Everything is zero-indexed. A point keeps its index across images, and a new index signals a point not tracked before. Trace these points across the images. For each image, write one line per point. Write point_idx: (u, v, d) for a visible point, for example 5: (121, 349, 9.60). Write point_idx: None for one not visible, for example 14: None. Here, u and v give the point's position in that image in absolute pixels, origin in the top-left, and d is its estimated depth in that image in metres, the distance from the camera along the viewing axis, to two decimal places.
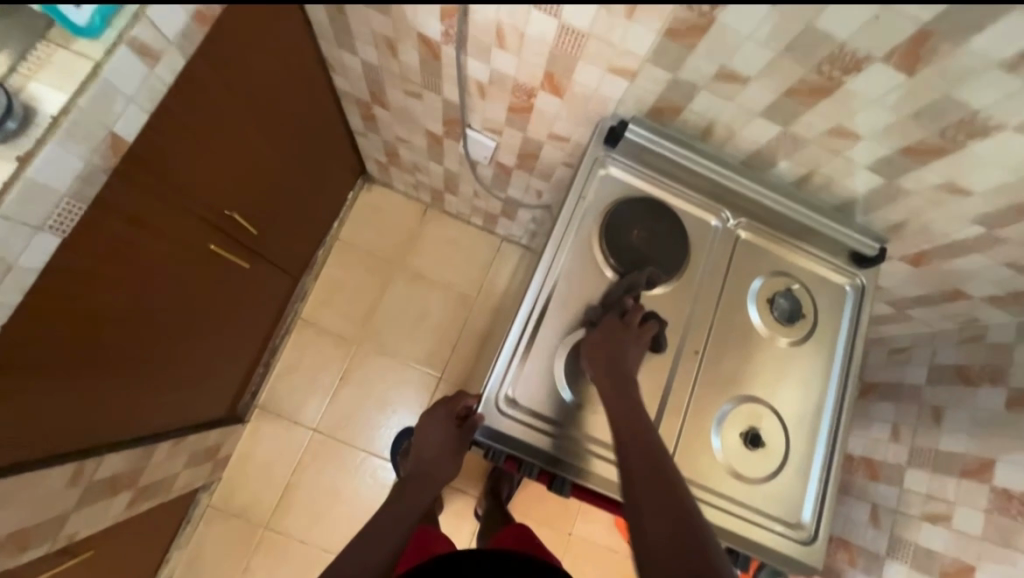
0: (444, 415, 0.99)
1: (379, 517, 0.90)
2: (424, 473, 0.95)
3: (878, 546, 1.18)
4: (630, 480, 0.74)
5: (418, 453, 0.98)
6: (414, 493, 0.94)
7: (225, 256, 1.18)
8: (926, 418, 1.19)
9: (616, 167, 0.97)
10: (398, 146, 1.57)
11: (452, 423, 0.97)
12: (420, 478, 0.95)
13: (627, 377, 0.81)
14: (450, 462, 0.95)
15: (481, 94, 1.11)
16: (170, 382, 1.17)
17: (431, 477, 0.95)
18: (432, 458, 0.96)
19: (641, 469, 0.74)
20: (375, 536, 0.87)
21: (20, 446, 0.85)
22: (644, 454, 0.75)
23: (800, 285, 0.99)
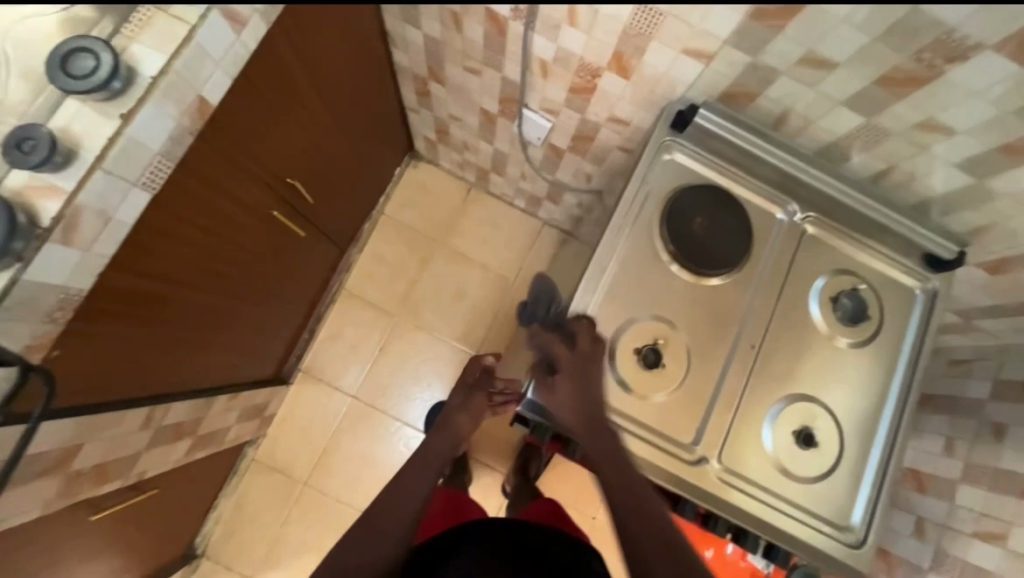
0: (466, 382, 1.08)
1: (406, 470, 0.90)
2: (448, 428, 0.98)
3: (922, 559, 1.15)
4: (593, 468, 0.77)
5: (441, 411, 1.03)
6: (441, 450, 0.94)
7: (283, 222, 1.22)
8: (986, 433, 1.14)
9: (682, 153, 0.95)
10: (449, 124, 1.57)
11: (472, 385, 1.06)
12: (443, 434, 0.96)
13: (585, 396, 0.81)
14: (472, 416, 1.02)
15: (542, 72, 1.09)
16: (228, 341, 1.24)
17: (454, 432, 0.99)
18: (456, 414, 1.02)
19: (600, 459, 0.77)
20: (410, 483, 0.88)
21: (107, 387, 0.92)
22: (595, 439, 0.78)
23: (866, 286, 0.95)
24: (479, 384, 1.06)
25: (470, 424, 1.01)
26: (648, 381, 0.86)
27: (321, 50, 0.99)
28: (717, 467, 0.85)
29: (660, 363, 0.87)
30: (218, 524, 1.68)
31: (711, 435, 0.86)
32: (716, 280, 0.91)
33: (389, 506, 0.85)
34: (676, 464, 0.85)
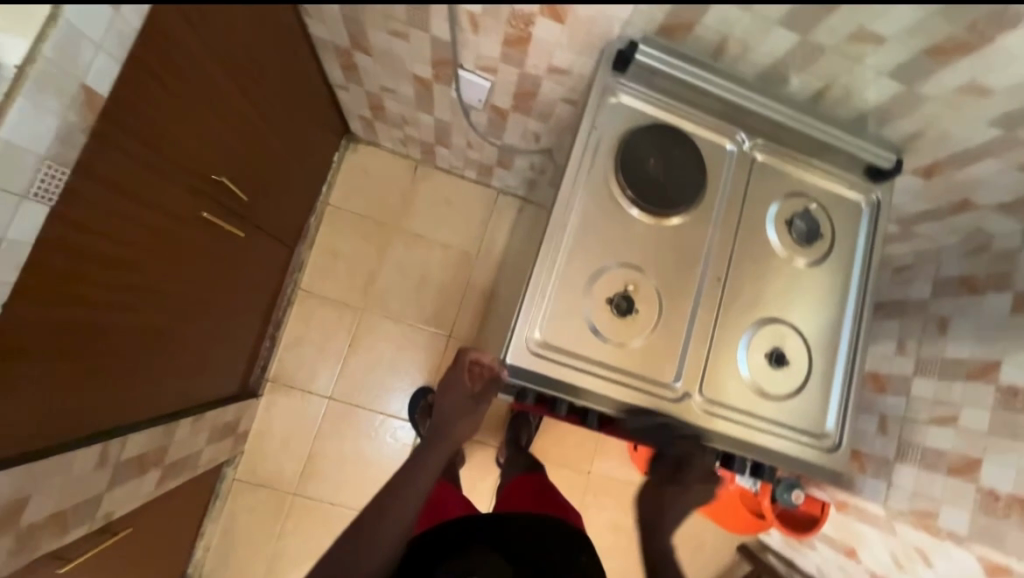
0: (453, 380, 0.92)
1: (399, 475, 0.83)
2: (443, 433, 0.88)
3: (887, 452, 1.22)
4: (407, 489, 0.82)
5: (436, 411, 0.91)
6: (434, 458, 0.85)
7: (217, 225, 1.13)
8: (933, 328, 1.23)
9: (628, 94, 0.92)
10: (383, 98, 1.48)
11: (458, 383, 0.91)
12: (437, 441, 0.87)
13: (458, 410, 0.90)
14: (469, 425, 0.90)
15: (473, 27, 1.03)
16: (177, 362, 1.14)
17: (448, 440, 0.88)
18: (452, 419, 0.90)
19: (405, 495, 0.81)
20: (404, 490, 0.82)
21: (46, 429, 0.84)
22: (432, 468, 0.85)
23: (817, 205, 0.98)
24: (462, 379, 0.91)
25: (468, 432, 0.90)
26: (624, 328, 0.86)
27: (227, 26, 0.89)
28: (700, 400, 0.88)
29: (633, 310, 0.87)
30: (209, 550, 1.61)
31: (691, 370, 0.88)
32: (676, 221, 0.91)
33: (380, 519, 0.79)
34: (660, 404, 0.86)
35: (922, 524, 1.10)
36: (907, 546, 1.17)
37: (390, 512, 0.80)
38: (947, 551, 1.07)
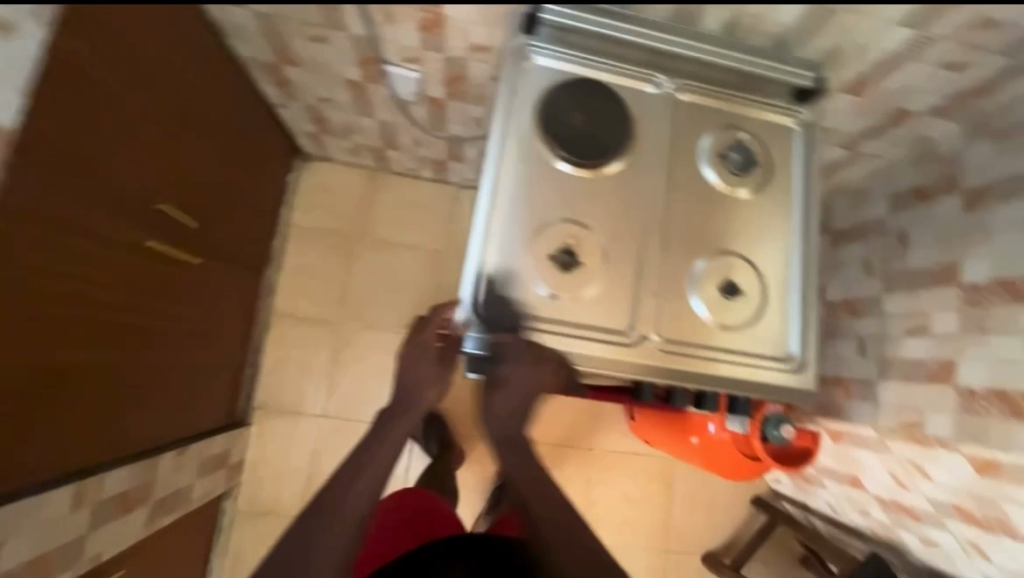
0: (418, 345, 0.88)
1: (363, 449, 0.80)
2: (408, 403, 0.85)
3: (869, 374, 1.22)
4: (369, 463, 0.79)
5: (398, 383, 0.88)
6: (401, 429, 0.83)
7: (166, 252, 1.12)
8: (893, 243, 1.24)
9: (542, 56, 0.93)
10: (323, 109, 1.49)
11: (423, 345, 0.88)
12: (401, 412, 0.84)
13: (424, 373, 0.87)
14: (434, 389, 0.87)
15: (387, 18, 1.04)
16: (147, 396, 1.13)
17: (415, 409, 0.85)
18: (417, 387, 0.86)
19: (369, 471, 0.78)
20: (365, 468, 0.78)
21: (25, 472, 0.85)
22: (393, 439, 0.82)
23: (748, 135, 0.99)
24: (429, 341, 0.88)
25: (433, 396, 0.87)
26: (572, 282, 0.87)
27: (134, 49, 0.89)
28: (658, 340, 0.88)
29: (578, 262, 0.88)
30: None
31: (645, 312, 0.88)
32: (612, 168, 0.92)
33: (344, 492, 0.76)
34: (619, 351, 0.86)
35: (912, 437, 1.09)
36: (902, 461, 1.16)
37: (348, 492, 0.76)
38: (939, 458, 1.06)
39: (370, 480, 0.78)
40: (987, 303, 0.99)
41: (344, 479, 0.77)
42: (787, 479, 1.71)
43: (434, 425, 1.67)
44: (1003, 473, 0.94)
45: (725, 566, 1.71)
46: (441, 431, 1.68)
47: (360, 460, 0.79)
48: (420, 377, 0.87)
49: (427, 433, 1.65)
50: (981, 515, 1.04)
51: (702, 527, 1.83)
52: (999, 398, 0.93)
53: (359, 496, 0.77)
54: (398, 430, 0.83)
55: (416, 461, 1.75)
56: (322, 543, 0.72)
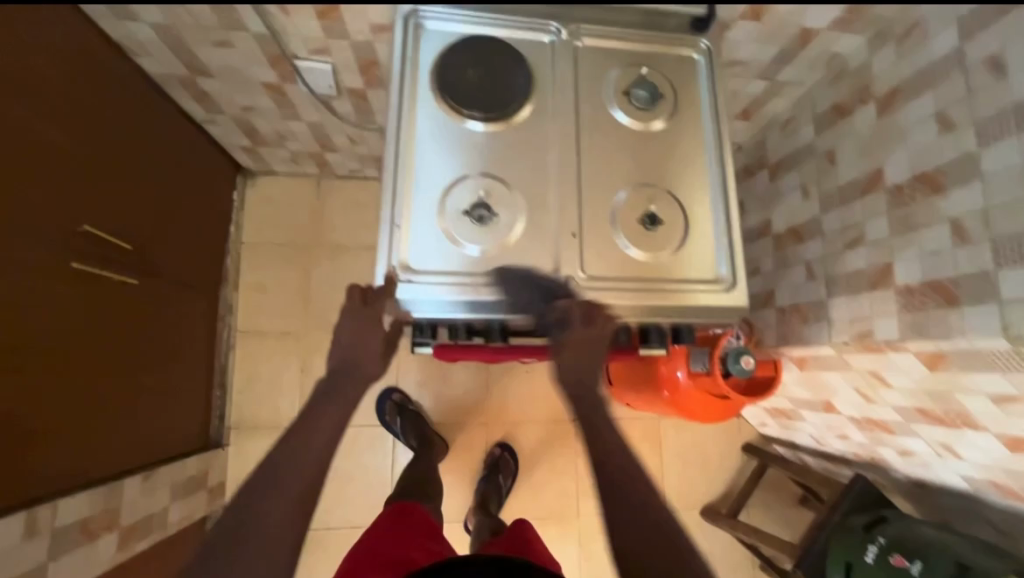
0: (359, 315, 0.81)
1: (307, 414, 0.77)
2: (349, 369, 0.80)
3: (820, 294, 1.22)
4: (309, 437, 0.75)
5: (336, 351, 0.81)
6: (344, 391, 0.79)
7: (97, 273, 1.13)
8: (824, 162, 1.24)
9: (431, 19, 0.93)
10: (250, 119, 1.49)
11: (364, 315, 0.81)
12: (343, 378, 0.80)
13: (365, 346, 0.81)
14: (380, 363, 0.82)
15: (281, 9, 1.05)
16: (85, 422, 1.13)
17: (356, 375, 0.80)
18: (358, 356, 0.80)
19: (310, 444, 0.75)
20: (304, 442, 0.75)
21: None
22: (334, 412, 0.78)
23: (650, 70, 0.99)
24: (374, 312, 0.81)
25: (375, 368, 0.81)
26: (501, 236, 0.88)
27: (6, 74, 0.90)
28: (584, 278, 0.88)
29: (492, 214, 0.88)
30: None
31: (570, 254, 0.88)
32: (523, 113, 0.92)
33: (287, 457, 0.73)
34: (548, 294, 0.86)
35: (866, 347, 1.09)
36: (862, 374, 1.16)
37: (287, 467, 0.73)
38: (894, 363, 1.06)
39: (311, 453, 0.74)
40: (911, 200, 1.00)
41: (283, 455, 0.73)
42: (772, 421, 1.69)
43: (411, 418, 1.65)
44: (950, 364, 0.94)
45: (724, 516, 1.71)
46: (420, 424, 1.64)
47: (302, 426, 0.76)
48: (361, 350, 0.81)
49: (406, 427, 1.63)
50: (943, 414, 1.05)
51: (697, 482, 1.82)
52: (934, 289, 0.93)
53: (302, 470, 0.73)
54: (339, 402, 0.78)
55: (400, 458, 1.73)
56: (265, 521, 0.69)
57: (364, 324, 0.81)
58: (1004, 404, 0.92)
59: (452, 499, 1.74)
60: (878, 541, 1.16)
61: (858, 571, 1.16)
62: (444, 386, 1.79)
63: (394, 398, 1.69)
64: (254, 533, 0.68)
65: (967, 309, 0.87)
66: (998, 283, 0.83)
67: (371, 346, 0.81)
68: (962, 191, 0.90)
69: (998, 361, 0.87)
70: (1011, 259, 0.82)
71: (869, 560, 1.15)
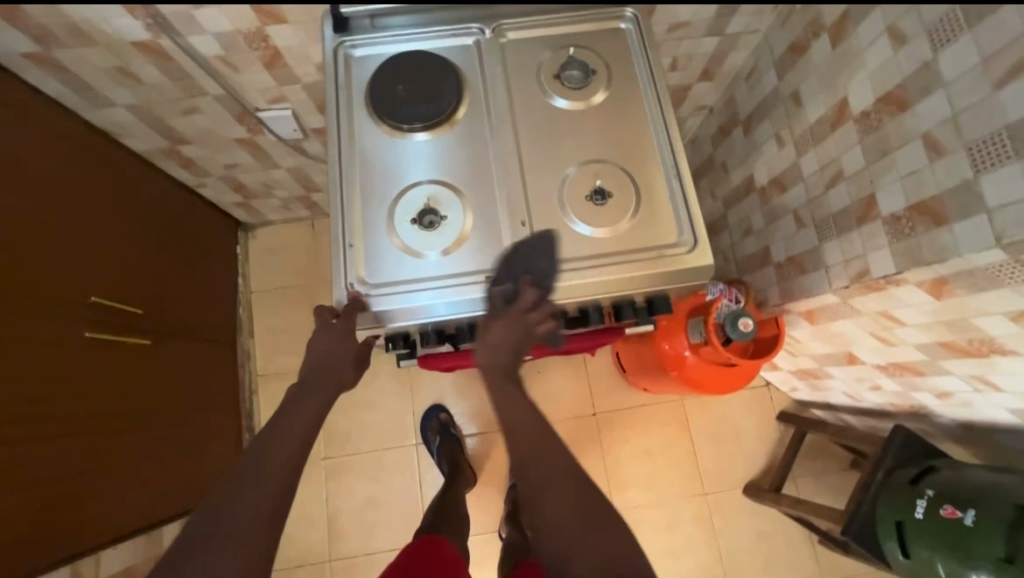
0: (328, 325, 0.85)
1: (281, 416, 0.82)
2: (321, 376, 0.86)
3: (812, 241, 1.15)
4: (285, 434, 0.80)
5: (310, 361, 0.87)
6: (317, 396, 0.85)
7: (111, 339, 1.20)
8: (790, 105, 1.17)
9: (359, 46, 0.97)
10: (235, 175, 1.58)
11: (333, 326, 0.85)
12: (316, 385, 0.86)
13: (337, 356, 0.86)
14: (353, 371, 0.88)
15: (231, 68, 1.13)
16: (121, 477, 1.21)
17: (328, 381, 0.86)
18: (329, 364, 0.86)
19: (288, 442, 0.79)
20: (278, 439, 0.79)
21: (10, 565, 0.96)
22: (310, 413, 0.83)
23: (578, 49, 0.99)
24: (341, 323, 0.84)
25: (347, 376, 0.88)
26: (459, 238, 0.89)
27: (3, 173, 1.00)
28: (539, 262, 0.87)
29: (441, 217, 0.89)
30: None
31: (522, 242, 0.88)
32: (461, 113, 0.95)
33: (265, 454, 0.77)
34: (506, 285, 0.86)
35: (867, 287, 1.02)
36: (872, 316, 1.08)
37: (264, 460, 0.76)
38: (900, 299, 0.99)
39: (288, 448, 0.79)
40: (880, 123, 0.93)
41: (260, 451, 0.78)
42: (802, 383, 1.60)
43: (449, 441, 1.67)
44: (955, 288, 0.87)
45: (767, 491, 1.62)
46: (456, 450, 1.65)
47: (275, 428, 0.80)
48: (334, 359, 0.86)
49: (441, 450, 1.65)
50: (967, 344, 0.96)
51: (733, 459, 1.73)
52: (920, 212, 0.87)
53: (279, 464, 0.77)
54: (312, 404, 0.84)
55: (427, 475, 1.74)
56: (246, 511, 0.72)
57: (335, 337, 0.84)
58: None
59: (482, 510, 1.72)
60: (927, 494, 1.07)
61: (911, 530, 1.08)
62: (458, 399, 1.80)
63: (441, 417, 1.74)
64: (231, 523, 0.71)
65: (957, 226, 0.80)
66: (982, 191, 0.77)
67: (343, 356, 0.86)
68: (927, 102, 0.84)
69: (1003, 276, 0.79)
70: (990, 164, 0.75)
71: (920, 516, 1.06)
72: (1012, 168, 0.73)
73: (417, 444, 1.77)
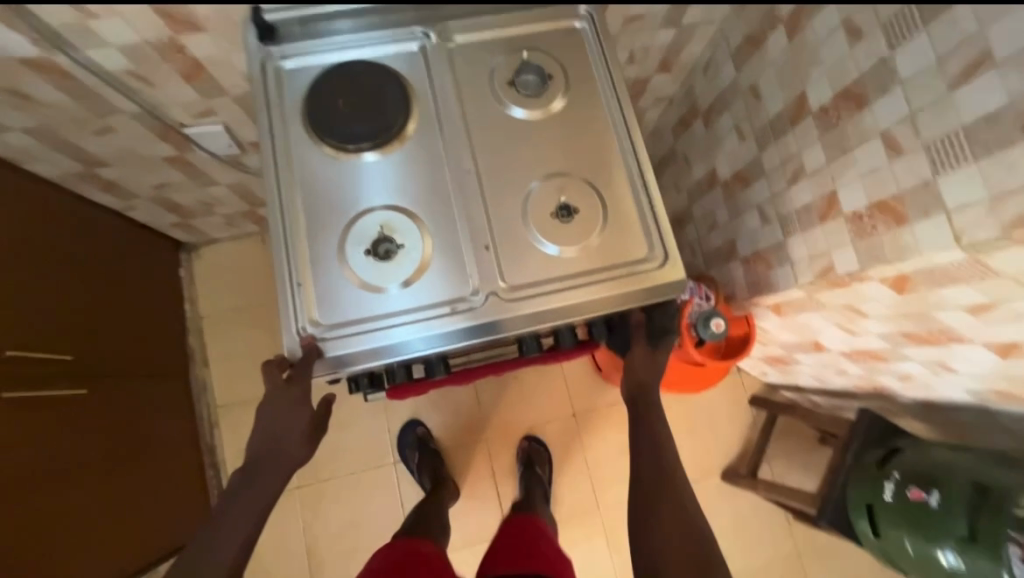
0: (285, 394, 0.80)
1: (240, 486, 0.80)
2: (269, 458, 0.80)
3: (777, 237, 1.14)
4: (240, 504, 0.79)
5: (258, 437, 0.81)
6: (271, 477, 0.80)
7: (37, 395, 1.08)
8: (750, 99, 1.14)
9: (290, 57, 0.88)
10: (167, 196, 1.43)
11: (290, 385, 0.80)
12: (267, 464, 0.80)
13: (291, 424, 0.81)
14: (308, 442, 0.82)
15: (146, 82, 1.00)
16: (67, 545, 1.09)
17: (280, 460, 0.81)
18: (282, 439, 0.81)
19: (244, 517, 0.78)
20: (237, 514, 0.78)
21: None
22: (265, 486, 0.80)
23: (532, 51, 0.92)
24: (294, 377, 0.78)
25: (303, 446, 0.82)
26: (419, 268, 0.82)
27: None
28: (504, 287, 0.82)
29: (396, 246, 0.83)
30: None
31: (487, 266, 0.83)
32: (411, 127, 0.87)
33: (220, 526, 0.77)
34: (470, 317, 0.81)
35: (832, 283, 1.03)
36: (837, 309, 1.10)
37: (222, 532, 0.77)
38: (863, 293, 1.00)
39: (242, 524, 0.78)
40: (838, 121, 0.92)
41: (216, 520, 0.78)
42: (771, 368, 1.63)
43: (429, 457, 1.63)
44: (917, 283, 0.88)
45: (743, 476, 1.66)
46: (437, 465, 1.61)
47: (228, 512, 0.78)
48: (288, 426, 0.81)
49: (422, 465, 1.62)
50: (927, 334, 0.98)
51: (711, 448, 1.74)
52: (881, 210, 0.87)
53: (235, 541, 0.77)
54: (265, 476, 0.80)
55: (406, 493, 1.69)
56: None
57: (291, 402, 0.80)
58: (982, 313, 0.86)
59: (467, 521, 1.70)
60: (894, 476, 1.11)
61: (881, 511, 1.12)
62: (432, 412, 1.75)
63: (418, 431, 1.70)
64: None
65: (917, 225, 0.81)
66: (941, 191, 0.77)
67: (296, 424, 0.81)
68: (884, 100, 0.83)
69: (962, 273, 0.81)
70: (948, 165, 0.75)
71: (888, 498, 1.10)
72: (968, 169, 0.73)
73: (396, 462, 1.71)
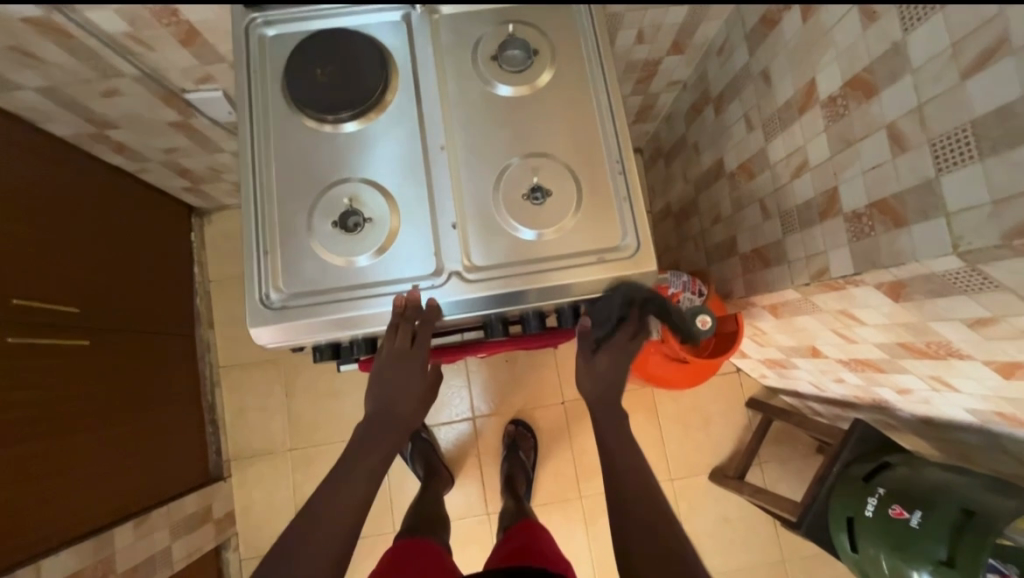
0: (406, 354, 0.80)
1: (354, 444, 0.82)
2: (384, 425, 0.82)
3: (777, 233, 1.08)
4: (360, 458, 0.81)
5: (375, 400, 0.82)
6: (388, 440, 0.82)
7: (43, 343, 1.16)
8: (760, 84, 1.06)
9: (274, 23, 0.87)
10: (177, 161, 1.48)
11: (411, 353, 0.80)
12: (384, 431, 0.82)
13: (410, 391, 0.82)
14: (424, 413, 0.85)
15: (143, 46, 1.02)
16: (68, 480, 1.19)
17: (401, 426, 0.83)
18: (397, 404, 0.82)
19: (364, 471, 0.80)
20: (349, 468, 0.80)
21: None
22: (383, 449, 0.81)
23: (520, 24, 0.89)
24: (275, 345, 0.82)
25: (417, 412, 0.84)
26: (388, 240, 0.82)
27: None
28: (468, 266, 0.81)
29: (365, 219, 0.82)
30: None
31: (454, 244, 0.82)
32: (390, 99, 0.86)
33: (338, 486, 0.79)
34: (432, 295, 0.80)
35: (827, 286, 0.97)
36: (831, 314, 1.04)
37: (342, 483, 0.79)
38: (858, 298, 0.94)
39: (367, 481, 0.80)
40: (846, 110, 0.85)
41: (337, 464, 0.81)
42: (770, 371, 1.57)
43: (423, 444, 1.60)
44: (914, 291, 0.82)
45: (731, 478, 1.61)
46: (428, 450, 1.59)
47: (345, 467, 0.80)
48: (410, 394, 0.82)
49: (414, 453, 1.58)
50: (924, 347, 0.92)
51: (701, 447, 1.70)
52: (881, 211, 0.81)
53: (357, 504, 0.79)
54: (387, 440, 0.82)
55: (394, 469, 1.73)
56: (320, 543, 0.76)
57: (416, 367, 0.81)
58: (983, 327, 0.80)
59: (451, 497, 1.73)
60: (879, 492, 1.07)
61: (861, 526, 1.07)
62: None
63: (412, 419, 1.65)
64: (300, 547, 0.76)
65: (915, 228, 0.76)
66: (943, 191, 0.72)
67: (417, 391, 0.82)
68: (893, 90, 0.77)
69: (960, 282, 0.75)
70: (950, 162, 0.70)
71: (869, 514, 1.06)
72: (973, 168, 0.68)
73: None
